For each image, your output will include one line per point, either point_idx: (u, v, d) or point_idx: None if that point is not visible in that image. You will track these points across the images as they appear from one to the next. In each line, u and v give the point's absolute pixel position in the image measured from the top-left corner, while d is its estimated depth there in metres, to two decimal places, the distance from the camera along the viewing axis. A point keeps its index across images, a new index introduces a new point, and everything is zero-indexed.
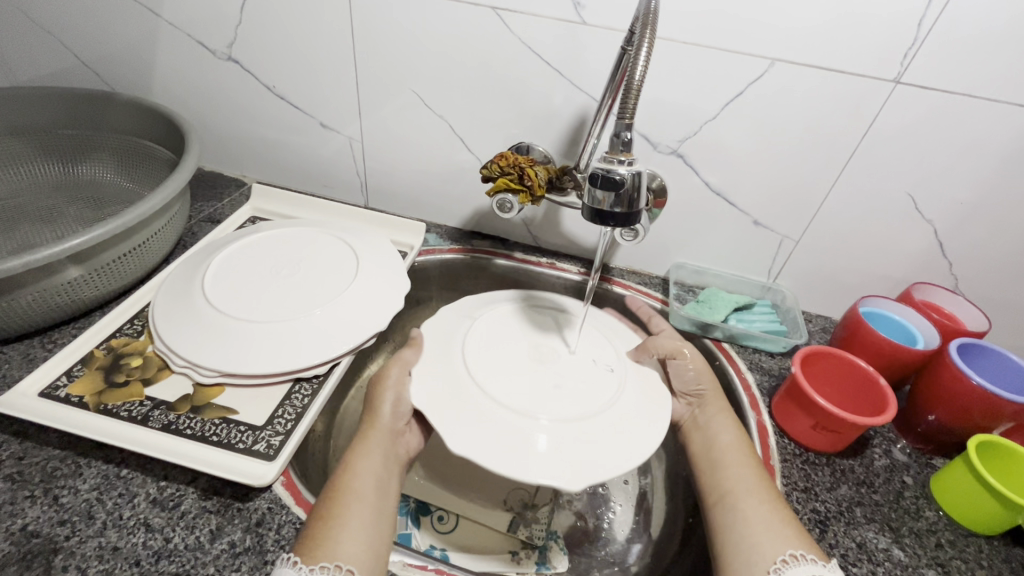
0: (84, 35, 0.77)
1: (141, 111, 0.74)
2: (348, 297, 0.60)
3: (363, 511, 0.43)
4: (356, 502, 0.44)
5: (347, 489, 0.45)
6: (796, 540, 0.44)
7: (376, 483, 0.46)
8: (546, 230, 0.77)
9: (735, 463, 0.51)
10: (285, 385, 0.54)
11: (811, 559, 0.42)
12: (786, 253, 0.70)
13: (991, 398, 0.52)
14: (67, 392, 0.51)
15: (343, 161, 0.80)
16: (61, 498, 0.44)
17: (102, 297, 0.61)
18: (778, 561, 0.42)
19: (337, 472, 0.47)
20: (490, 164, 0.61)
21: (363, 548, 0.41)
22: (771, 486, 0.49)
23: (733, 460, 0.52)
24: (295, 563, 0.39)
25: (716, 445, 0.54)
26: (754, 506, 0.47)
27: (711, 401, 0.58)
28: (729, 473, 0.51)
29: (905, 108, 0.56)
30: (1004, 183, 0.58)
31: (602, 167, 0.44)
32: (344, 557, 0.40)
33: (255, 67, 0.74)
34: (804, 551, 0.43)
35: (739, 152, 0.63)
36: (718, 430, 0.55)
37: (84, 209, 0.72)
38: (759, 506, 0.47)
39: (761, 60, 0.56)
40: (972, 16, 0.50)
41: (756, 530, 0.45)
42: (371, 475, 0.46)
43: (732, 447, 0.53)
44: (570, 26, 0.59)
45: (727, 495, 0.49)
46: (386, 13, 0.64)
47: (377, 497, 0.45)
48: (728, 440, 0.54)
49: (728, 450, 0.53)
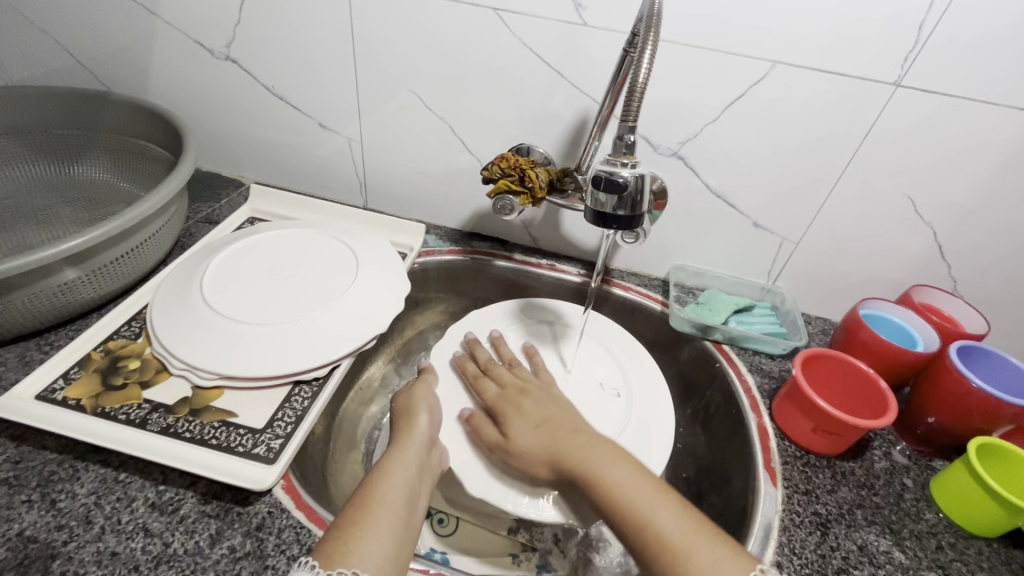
0: (79, 34, 0.76)
1: (138, 111, 0.73)
2: (348, 299, 0.60)
3: (393, 518, 0.43)
4: (387, 509, 0.43)
5: (380, 495, 0.44)
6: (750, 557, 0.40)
7: (408, 490, 0.45)
8: (546, 231, 0.77)
9: (643, 508, 0.42)
10: (285, 388, 0.54)
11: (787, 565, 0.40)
12: (786, 255, 0.70)
13: (991, 400, 0.52)
14: (64, 395, 0.50)
15: (342, 162, 0.80)
16: (59, 503, 0.44)
17: (99, 298, 0.60)
18: (759, 569, 0.39)
19: (369, 479, 0.46)
20: (491, 165, 0.60)
21: (391, 555, 0.40)
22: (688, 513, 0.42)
23: (640, 505, 0.43)
24: (312, 567, 0.37)
25: (612, 493, 0.44)
26: (696, 545, 0.40)
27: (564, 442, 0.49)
28: (648, 522, 0.41)
29: (906, 111, 0.56)
30: (1003, 186, 0.58)
31: (605, 169, 0.44)
32: (372, 564, 0.39)
33: (253, 67, 0.73)
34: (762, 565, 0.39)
35: (740, 154, 0.63)
36: (607, 472, 0.45)
37: (80, 210, 0.72)
38: (702, 548, 0.40)
39: (762, 62, 0.56)
40: (973, 19, 0.50)
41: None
42: (403, 482, 0.46)
43: (633, 487, 0.44)
44: (571, 27, 0.59)
45: (660, 544, 0.40)
46: (387, 13, 0.64)
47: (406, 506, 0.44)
48: (619, 482, 0.44)
49: (626, 489, 0.44)
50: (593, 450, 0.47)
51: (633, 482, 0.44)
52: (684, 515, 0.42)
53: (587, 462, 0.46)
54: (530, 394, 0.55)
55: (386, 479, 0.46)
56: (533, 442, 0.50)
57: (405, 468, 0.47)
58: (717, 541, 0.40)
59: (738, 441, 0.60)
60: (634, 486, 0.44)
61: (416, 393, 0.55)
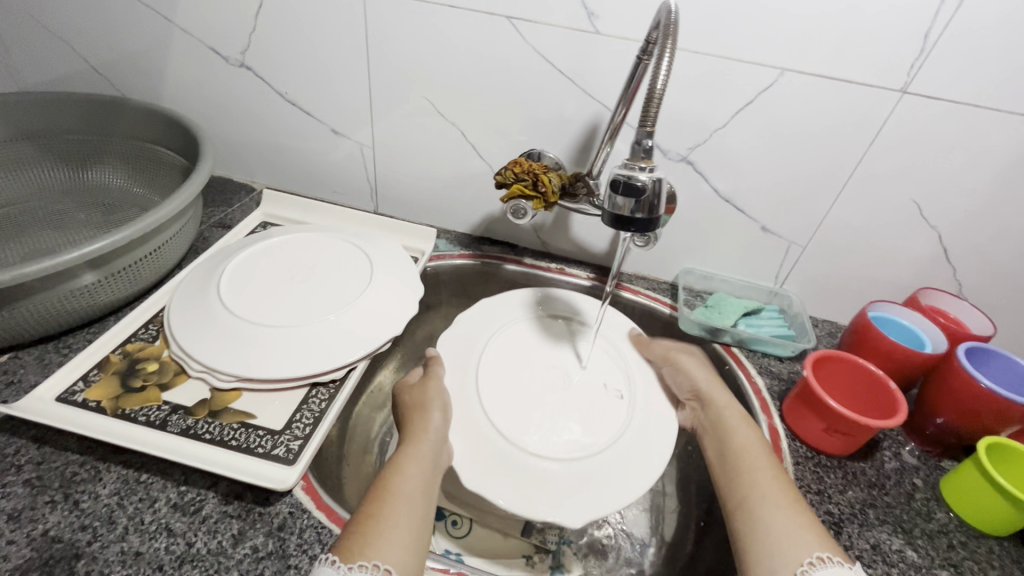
0: (94, 40, 0.77)
1: (153, 117, 0.74)
2: (363, 302, 0.60)
3: (411, 513, 0.43)
4: (402, 505, 0.43)
5: (399, 488, 0.45)
6: (823, 540, 0.42)
7: (422, 483, 0.46)
8: (555, 235, 0.78)
9: (752, 462, 0.50)
10: (302, 390, 0.54)
11: (837, 561, 0.40)
12: (793, 259, 0.71)
13: (1001, 400, 0.53)
14: (85, 396, 0.51)
15: (355, 167, 0.80)
16: (82, 503, 0.44)
17: (116, 301, 0.61)
18: (805, 564, 0.40)
19: (387, 472, 0.47)
20: (505, 170, 0.62)
21: (411, 547, 0.41)
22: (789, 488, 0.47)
23: (749, 463, 0.50)
24: (334, 563, 0.38)
25: (733, 445, 0.52)
26: (774, 506, 0.45)
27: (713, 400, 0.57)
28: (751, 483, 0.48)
29: (912, 117, 0.57)
30: (1007, 190, 0.59)
31: (623, 174, 0.44)
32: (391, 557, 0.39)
33: (267, 74, 0.74)
34: (830, 553, 0.41)
35: (749, 159, 0.64)
36: (736, 432, 0.53)
37: (95, 215, 0.72)
38: (780, 513, 0.45)
39: (770, 69, 0.57)
40: (976, 29, 0.51)
41: (784, 531, 0.43)
42: (415, 476, 0.46)
43: (752, 450, 0.51)
44: (582, 35, 0.60)
45: (748, 497, 0.47)
46: (401, 20, 0.65)
47: (420, 498, 0.45)
48: (744, 443, 0.52)
49: (750, 453, 0.51)
50: (733, 410, 0.56)
51: (755, 446, 0.52)
52: (784, 489, 0.47)
53: (726, 424, 0.54)
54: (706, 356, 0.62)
55: (404, 471, 0.46)
56: (697, 379, 0.59)
57: (415, 459, 0.47)
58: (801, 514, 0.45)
59: None
60: (754, 453, 0.51)
61: (414, 391, 0.55)
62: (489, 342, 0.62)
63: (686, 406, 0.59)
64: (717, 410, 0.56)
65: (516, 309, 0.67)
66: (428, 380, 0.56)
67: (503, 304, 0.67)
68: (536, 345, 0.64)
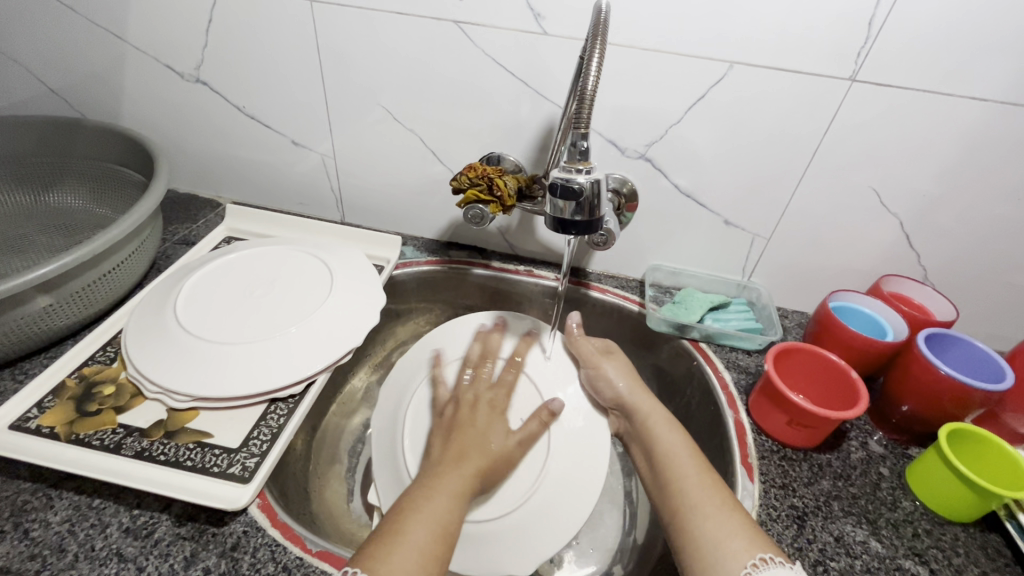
0: (49, 62, 0.77)
1: (111, 137, 0.74)
2: (322, 314, 0.59)
3: (428, 535, 0.43)
4: (421, 524, 0.43)
5: (426, 510, 0.45)
6: (757, 543, 0.43)
7: (446, 521, 0.45)
8: (522, 238, 0.78)
9: (680, 471, 0.50)
10: (261, 406, 0.54)
11: (779, 561, 0.42)
12: (758, 251, 0.71)
13: (960, 386, 0.52)
14: (38, 423, 0.50)
15: (318, 178, 0.80)
16: (32, 532, 0.44)
17: (73, 324, 0.60)
18: (749, 566, 0.42)
19: (411, 493, 0.47)
20: (459, 175, 0.61)
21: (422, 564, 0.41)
22: (722, 490, 0.48)
23: (679, 471, 0.51)
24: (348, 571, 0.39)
25: (660, 453, 0.53)
26: (700, 514, 0.46)
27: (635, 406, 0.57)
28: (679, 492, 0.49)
29: (863, 105, 0.57)
30: (965, 172, 0.59)
31: (561, 176, 0.44)
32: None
33: (224, 89, 0.74)
34: (772, 552, 0.42)
35: (706, 154, 0.64)
36: (661, 436, 0.54)
37: (56, 237, 0.72)
38: (707, 519, 0.45)
39: (719, 63, 0.57)
40: (918, 16, 0.51)
41: (712, 541, 0.44)
42: (445, 506, 0.46)
43: (678, 457, 0.52)
44: (531, 36, 0.60)
45: (681, 506, 0.48)
46: (350, 29, 0.64)
47: (447, 527, 0.44)
48: (670, 450, 0.53)
49: (678, 459, 0.52)
50: (659, 415, 0.56)
51: (682, 449, 0.52)
52: (713, 490, 0.48)
53: (648, 429, 0.55)
54: (614, 352, 0.62)
55: (438, 491, 0.47)
56: (618, 385, 0.58)
57: (455, 482, 0.48)
58: (731, 516, 0.45)
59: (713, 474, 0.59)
60: (680, 458, 0.52)
61: (491, 430, 0.54)
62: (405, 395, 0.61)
63: (611, 414, 0.59)
64: (640, 418, 0.56)
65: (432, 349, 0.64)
66: (516, 432, 0.55)
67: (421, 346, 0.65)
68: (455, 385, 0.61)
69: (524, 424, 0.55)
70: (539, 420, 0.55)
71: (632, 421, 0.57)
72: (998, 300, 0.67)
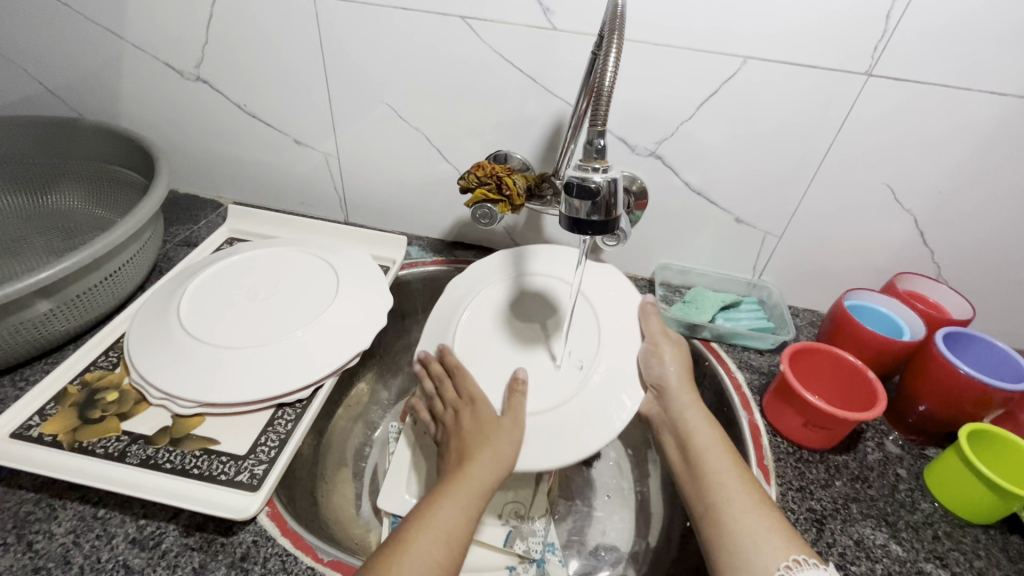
0: (45, 60, 0.75)
1: (110, 137, 0.72)
2: (329, 316, 0.58)
3: (437, 544, 0.43)
4: (429, 533, 0.43)
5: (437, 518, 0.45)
6: (794, 543, 0.43)
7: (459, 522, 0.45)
8: (529, 237, 0.77)
9: (716, 465, 0.49)
10: (267, 411, 0.53)
11: (813, 563, 0.41)
12: (769, 249, 0.70)
13: (981, 386, 0.52)
14: (40, 431, 0.49)
15: (321, 177, 0.79)
16: (36, 544, 0.43)
17: (75, 329, 0.59)
18: (783, 567, 0.41)
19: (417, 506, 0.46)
20: (467, 174, 0.60)
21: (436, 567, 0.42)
22: (757, 487, 0.47)
23: (716, 466, 0.49)
24: None
25: (695, 445, 0.52)
26: (741, 510, 0.45)
27: (677, 393, 0.55)
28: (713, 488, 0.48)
29: (879, 99, 0.56)
30: (981, 167, 0.58)
31: (576, 176, 0.43)
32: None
33: (224, 87, 0.72)
34: (806, 554, 0.42)
35: (717, 152, 0.63)
36: (692, 428, 0.53)
37: (55, 239, 0.70)
38: (747, 516, 0.45)
39: (733, 58, 0.56)
40: (937, 9, 0.50)
41: (750, 537, 0.43)
42: (455, 511, 0.46)
43: (711, 451, 0.51)
44: (540, 32, 0.59)
45: (717, 502, 0.47)
46: (354, 23, 0.63)
47: (457, 532, 0.45)
48: (705, 443, 0.52)
49: (711, 452, 0.51)
50: (697, 406, 0.55)
51: (714, 443, 0.51)
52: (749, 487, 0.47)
53: (682, 415, 0.55)
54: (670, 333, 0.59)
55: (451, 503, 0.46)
56: (668, 368, 0.56)
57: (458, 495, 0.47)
58: (768, 515, 0.45)
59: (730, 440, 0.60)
60: (711, 448, 0.51)
61: (484, 425, 0.52)
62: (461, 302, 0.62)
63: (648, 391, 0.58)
64: (677, 405, 0.55)
65: (492, 274, 0.65)
66: (506, 416, 0.52)
67: (483, 270, 0.65)
68: (511, 305, 0.62)
69: (512, 408, 0.52)
70: (517, 395, 0.53)
71: (667, 406, 0.56)
72: (1012, 297, 0.67)
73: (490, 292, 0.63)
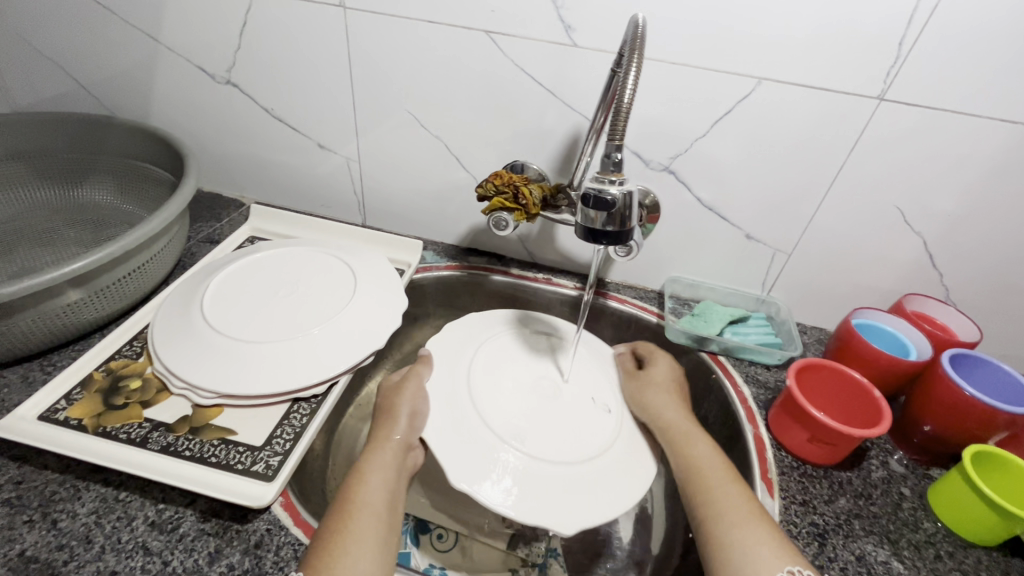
0: (85, 61, 0.78)
1: (142, 135, 0.75)
2: (345, 315, 0.60)
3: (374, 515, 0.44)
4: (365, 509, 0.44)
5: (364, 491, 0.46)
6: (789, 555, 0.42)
7: (388, 493, 0.47)
8: (542, 246, 0.78)
9: (714, 481, 0.48)
10: (284, 405, 0.55)
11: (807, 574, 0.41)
12: (779, 266, 0.71)
13: (986, 409, 0.52)
14: (67, 414, 0.51)
15: (341, 180, 0.81)
16: (60, 523, 0.45)
17: (102, 317, 0.61)
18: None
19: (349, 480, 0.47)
20: (485, 182, 0.61)
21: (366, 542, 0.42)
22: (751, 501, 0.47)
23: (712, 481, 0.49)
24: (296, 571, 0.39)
25: (691, 459, 0.51)
26: (737, 520, 0.45)
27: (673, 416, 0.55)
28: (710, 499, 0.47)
29: (890, 124, 0.57)
30: (992, 193, 0.59)
31: (593, 187, 0.45)
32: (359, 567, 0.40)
33: (252, 90, 0.75)
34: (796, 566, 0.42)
35: (729, 168, 0.64)
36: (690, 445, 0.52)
37: (85, 231, 0.73)
38: (741, 528, 0.44)
39: (748, 79, 0.58)
40: (950, 36, 0.51)
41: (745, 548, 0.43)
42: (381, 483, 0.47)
43: (708, 465, 0.50)
44: (561, 48, 0.61)
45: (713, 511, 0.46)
46: (380, 34, 0.65)
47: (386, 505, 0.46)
48: (702, 459, 0.51)
49: (709, 468, 0.50)
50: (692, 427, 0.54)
51: (713, 460, 0.51)
52: (745, 502, 0.46)
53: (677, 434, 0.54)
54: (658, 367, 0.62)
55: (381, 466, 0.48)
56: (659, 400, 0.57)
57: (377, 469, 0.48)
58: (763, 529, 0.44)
59: (736, 453, 0.61)
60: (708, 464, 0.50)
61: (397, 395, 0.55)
62: (478, 345, 0.63)
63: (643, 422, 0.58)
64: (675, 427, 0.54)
65: (496, 323, 0.67)
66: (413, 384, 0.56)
67: (485, 317, 0.67)
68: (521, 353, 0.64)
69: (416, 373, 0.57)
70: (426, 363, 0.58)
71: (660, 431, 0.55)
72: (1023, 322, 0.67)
73: (495, 341, 0.64)
